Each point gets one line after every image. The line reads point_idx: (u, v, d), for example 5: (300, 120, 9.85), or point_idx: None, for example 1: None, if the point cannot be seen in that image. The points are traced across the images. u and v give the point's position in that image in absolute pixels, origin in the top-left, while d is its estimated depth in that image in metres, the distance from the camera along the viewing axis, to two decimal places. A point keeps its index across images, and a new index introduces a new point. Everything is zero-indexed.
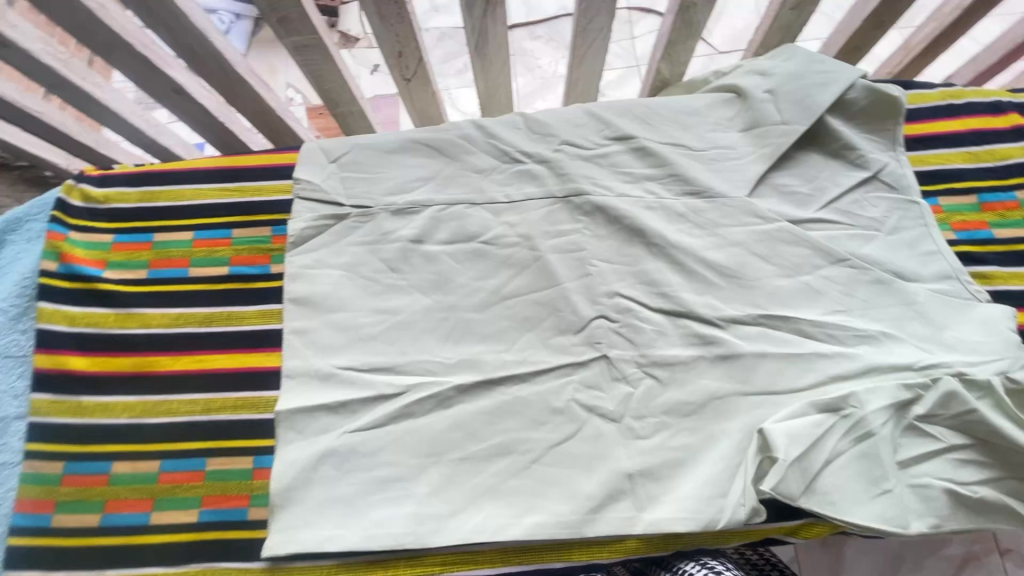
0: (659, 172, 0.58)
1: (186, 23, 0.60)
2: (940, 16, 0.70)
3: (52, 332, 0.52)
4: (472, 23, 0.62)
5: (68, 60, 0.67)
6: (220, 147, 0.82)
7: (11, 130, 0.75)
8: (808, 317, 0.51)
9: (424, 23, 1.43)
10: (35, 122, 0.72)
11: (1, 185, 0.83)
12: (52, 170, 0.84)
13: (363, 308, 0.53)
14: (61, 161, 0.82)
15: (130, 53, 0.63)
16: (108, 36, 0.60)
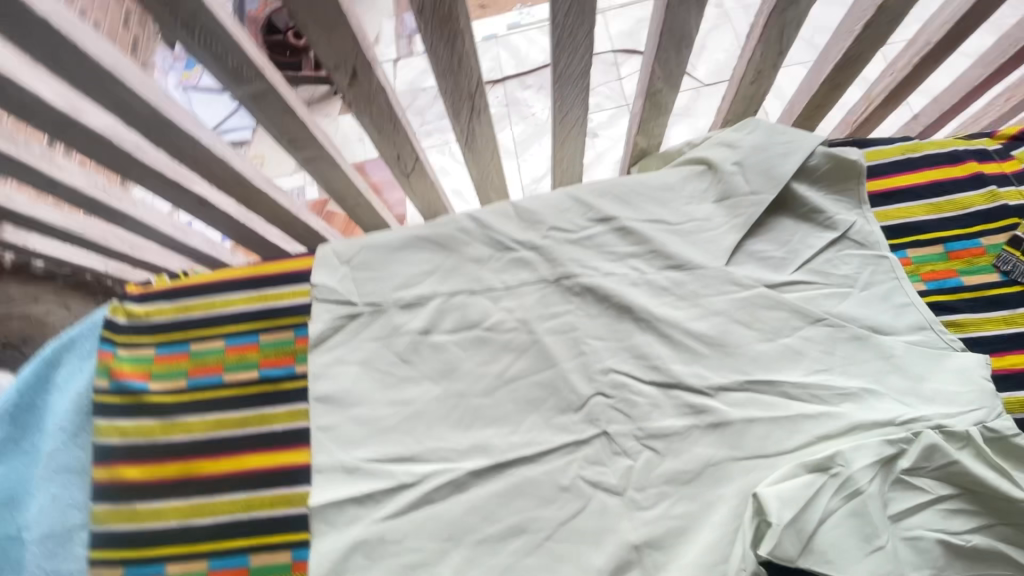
0: (641, 249, 0.63)
1: (209, 152, 0.67)
2: (894, 71, 0.75)
3: (109, 445, 0.58)
4: (460, 126, 0.68)
5: (105, 188, 0.75)
6: (239, 240, 0.89)
7: (58, 246, 0.83)
8: (791, 379, 0.55)
9: (421, 83, 1.52)
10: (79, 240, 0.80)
11: (49, 292, 0.91)
12: (92, 274, 0.92)
13: (380, 401, 0.58)
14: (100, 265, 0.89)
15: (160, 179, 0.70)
16: (140, 169, 0.67)
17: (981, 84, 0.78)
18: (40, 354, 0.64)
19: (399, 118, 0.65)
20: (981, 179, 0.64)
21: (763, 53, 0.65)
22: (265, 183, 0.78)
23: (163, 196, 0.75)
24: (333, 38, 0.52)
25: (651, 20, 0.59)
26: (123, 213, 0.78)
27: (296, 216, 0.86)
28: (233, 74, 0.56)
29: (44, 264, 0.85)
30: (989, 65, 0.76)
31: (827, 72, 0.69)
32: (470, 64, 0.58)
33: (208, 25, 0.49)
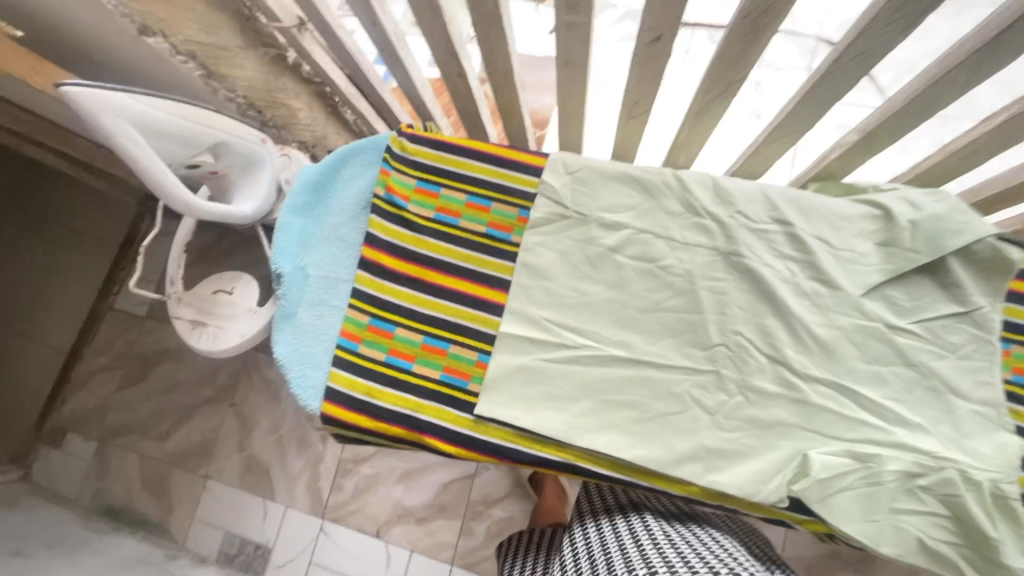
0: (801, 256, 0.77)
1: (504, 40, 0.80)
2: None
3: (376, 236, 0.81)
4: (699, 101, 0.82)
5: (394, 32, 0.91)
6: (455, 93, 1.03)
7: (330, 62, 1.00)
8: (869, 395, 0.72)
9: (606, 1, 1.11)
10: (352, 63, 0.98)
11: (306, 96, 1.10)
12: (331, 87, 1.07)
13: (565, 284, 0.79)
14: (342, 83, 1.04)
15: (500, 31, 0.78)
16: (486, 16, 0.76)
17: None
18: (332, 153, 0.85)
19: (663, 66, 0.75)
20: None
21: (986, 140, 0.71)
22: (510, 70, 0.89)
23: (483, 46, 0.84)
24: (665, 11, 0.63)
25: (925, 68, 0.65)
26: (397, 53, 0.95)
27: (516, 103, 0.99)
28: (571, 4, 0.69)
29: (309, 70, 1.03)
30: None
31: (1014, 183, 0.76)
32: (748, 62, 0.71)
33: None
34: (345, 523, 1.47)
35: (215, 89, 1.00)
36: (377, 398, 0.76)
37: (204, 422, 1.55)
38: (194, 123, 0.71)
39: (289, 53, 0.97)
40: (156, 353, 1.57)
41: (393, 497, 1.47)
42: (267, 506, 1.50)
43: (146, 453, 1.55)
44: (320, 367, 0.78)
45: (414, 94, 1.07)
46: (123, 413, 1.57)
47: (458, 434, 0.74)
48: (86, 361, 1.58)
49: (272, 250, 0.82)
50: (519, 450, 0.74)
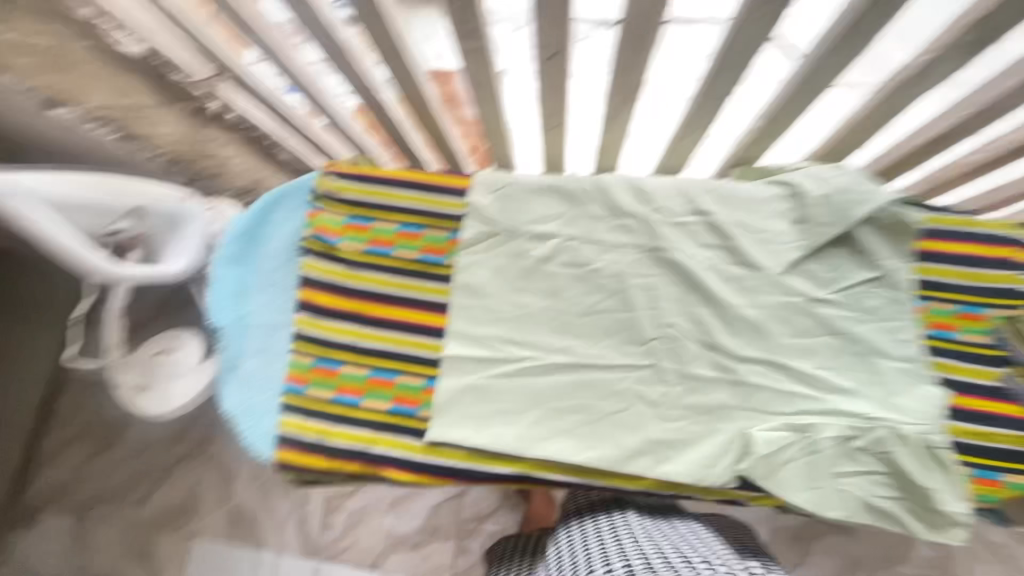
0: (722, 243, 0.80)
1: (412, 70, 0.82)
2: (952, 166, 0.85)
3: (312, 277, 0.82)
4: (611, 105, 0.86)
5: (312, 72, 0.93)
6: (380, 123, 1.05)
7: (255, 109, 1.01)
8: (800, 367, 0.75)
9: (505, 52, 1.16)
10: (275, 107, 0.99)
11: (235, 143, 1.11)
12: (259, 131, 1.08)
13: (503, 300, 0.80)
14: (270, 127, 1.04)
15: (406, 62, 0.80)
16: (391, 48, 0.78)
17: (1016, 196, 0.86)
18: (258, 201, 0.85)
19: (567, 79, 0.79)
20: (1010, 263, 0.78)
21: (872, 112, 0.76)
22: (428, 96, 0.92)
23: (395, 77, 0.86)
24: (553, 30, 0.67)
25: (808, 48, 0.69)
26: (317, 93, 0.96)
27: (441, 127, 1.02)
28: (465, 32, 0.71)
29: (234, 118, 1.03)
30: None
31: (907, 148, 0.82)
32: (643, 67, 0.75)
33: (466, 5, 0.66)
34: (339, 561, 1.46)
35: (138, 149, 1.00)
36: (329, 438, 0.76)
37: (181, 481, 1.52)
38: (109, 193, 0.71)
39: (210, 104, 0.97)
40: (122, 418, 1.54)
41: (383, 527, 1.47)
42: (257, 556, 1.48)
43: (123, 521, 1.51)
44: (269, 415, 0.78)
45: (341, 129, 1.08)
46: (95, 484, 1.53)
47: (415, 462, 0.75)
48: (49, 436, 1.53)
49: (209, 306, 0.82)
50: (475, 469, 0.75)
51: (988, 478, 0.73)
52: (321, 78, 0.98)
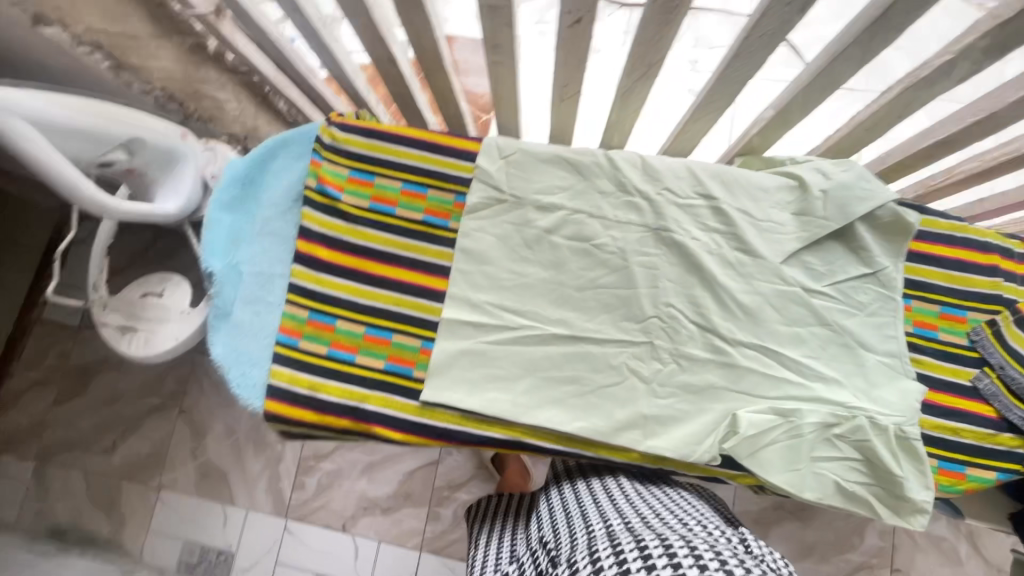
0: (724, 228, 0.81)
1: (428, 24, 0.80)
2: (948, 173, 0.88)
3: (310, 228, 0.80)
4: (626, 82, 0.84)
5: (320, 18, 0.89)
6: (388, 80, 1.01)
7: (259, 55, 0.95)
8: (789, 355, 0.77)
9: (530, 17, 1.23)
10: (278, 52, 0.95)
11: (232, 87, 1.06)
12: (259, 77, 1.01)
13: (504, 267, 0.80)
14: (272, 74, 0.98)
15: (423, 14, 0.78)
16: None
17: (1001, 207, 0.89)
18: (259, 146, 0.82)
19: (586, 49, 0.77)
20: (994, 270, 0.81)
21: (885, 113, 0.76)
22: (441, 55, 0.89)
23: (410, 30, 0.83)
24: None
25: (827, 45, 0.69)
26: (324, 42, 0.92)
27: (450, 88, 0.99)
28: None
29: (233, 59, 0.96)
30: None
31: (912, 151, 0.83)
32: (664, 45, 0.73)
33: None
34: (310, 521, 1.46)
35: (129, 81, 0.95)
36: (321, 393, 0.75)
37: (153, 432, 1.50)
38: (99, 119, 0.67)
39: (210, 42, 0.91)
40: (93, 363, 1.49)
41: (358, 490, 1.47)
42: (227, 511, 1.47)
43: (91, 469, 1.48)
44: (259, 365, 0.76)
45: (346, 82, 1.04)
46: (62, 429, 1.49)
47: (406, 421, 0.75)
48: (15, 377, 1.48)
49: (202, 250, 0.80)
50: (466, 432, 0.75)
51: (955, 471, 0.77)
52: (330, 26, 0.95)
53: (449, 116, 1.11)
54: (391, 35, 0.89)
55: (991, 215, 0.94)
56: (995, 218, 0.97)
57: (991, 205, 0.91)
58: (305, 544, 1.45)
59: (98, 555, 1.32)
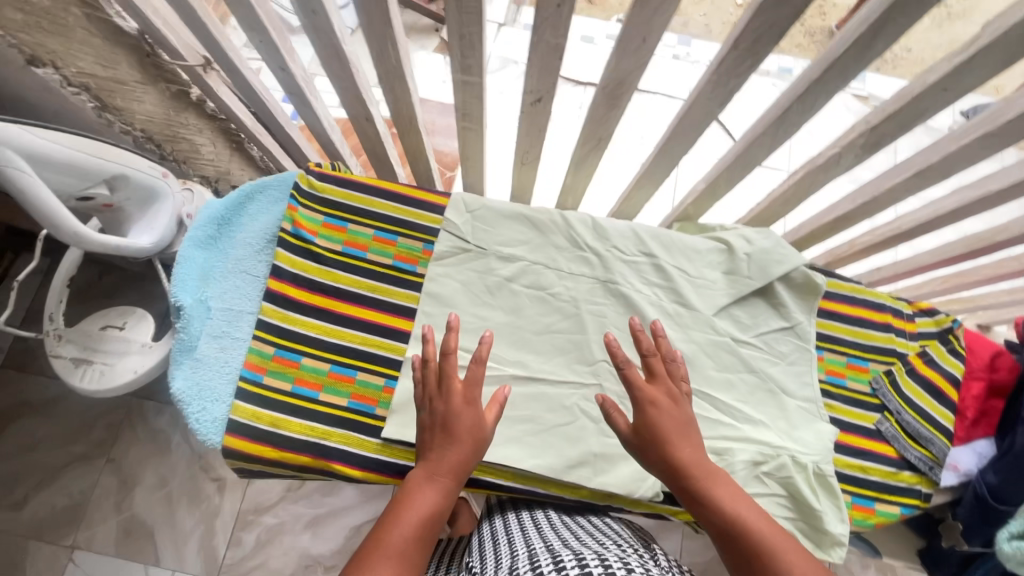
0: (664, 283, 0.92)
1: (407, 92, 0.89)
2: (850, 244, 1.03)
3: (283, 268, 0.84)
4: (580, 152, 0.96)
5: (305, 78, 0.97)
6: (365, 137, 1.10)
7: (235, 103, 1.00)
8: (721, 398, 0.86)
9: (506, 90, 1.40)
10: (260, 105, 1.02)
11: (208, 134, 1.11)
12: (236, 125, 1.07)
13: (467, 312, 0.86)
14: (248, 120, 1.04)
15: (402, 83, 0.87)
16: (391, 70, 0.84)
17: (892, 275, 1.05)
18: (238, 189, 0.87)
19: (544, 123, 0.88)
20: (888, 327, 0.94)
21: (793, 190, 0.91)
22: (416, 119, 0.99)
23: (389, 96, 0.92)
24: (541, 78, 0.76)
25: (744, 133, 0.83)
26: (306, 98, 1.00)
27: (421, 149, 1.08)
28: (464, 68, 0.80)
29: (214, 107, 1.01)
30: (922, 259, 0.98)
31: (818, 224, 0.98)
32: (612, 122, 0.85)
33: (470, 43, 0.74)
34: None
35: (110, 120, 0.99)
36: (281, 428, 0.76)
37: (73, 484, 1.39)
38: (88, 156, 0.70)
39: (193, 90, 0.96)
40: (14, 407, 1.41)
41: (299, 545, 1.41)
42: (149, 573, 1.35)
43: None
44: (220, 401, 0.77)
45: (323, 135, 1.12)
46: None
47: (366, 457, 0.77)
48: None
49: (171, 285, 0.81)
50: None
51: (866, 506, 0.86)
52: (312, 86, 1.03)
53: (418, 173, 1.20)
54: (370, 99, 0.98)
55: (887, 281, 1.10)
56: (890, 284, 1.14)
57: (886, 273, 1.07)
58: None
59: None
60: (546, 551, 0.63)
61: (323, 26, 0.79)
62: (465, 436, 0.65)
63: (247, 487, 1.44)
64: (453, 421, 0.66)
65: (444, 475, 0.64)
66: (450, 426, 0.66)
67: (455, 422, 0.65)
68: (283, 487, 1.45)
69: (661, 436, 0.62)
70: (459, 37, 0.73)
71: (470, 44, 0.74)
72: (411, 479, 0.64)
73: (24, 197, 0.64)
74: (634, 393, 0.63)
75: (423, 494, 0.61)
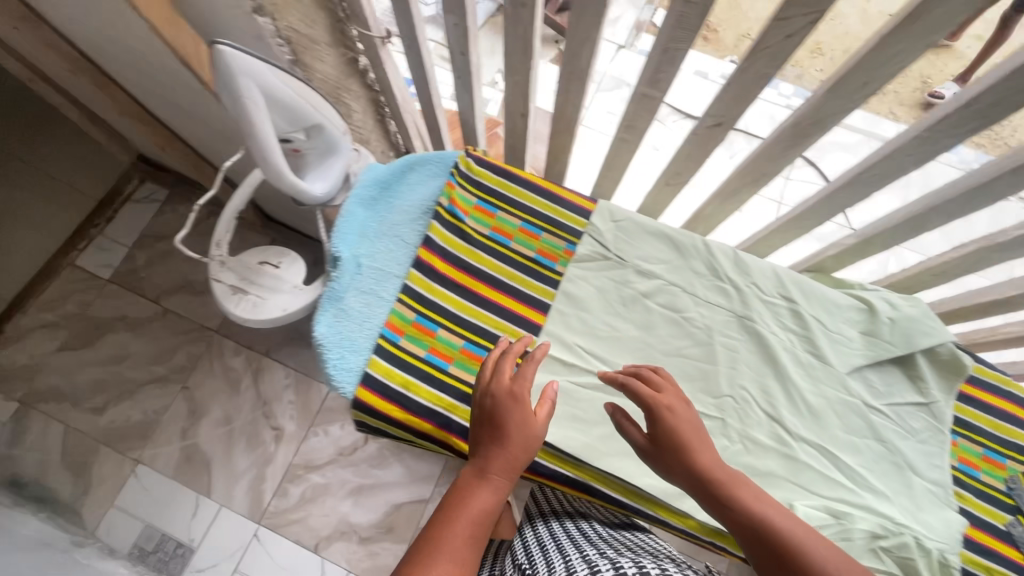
0: (800, 331, 0.89)
1: (578, 97, 0.92)
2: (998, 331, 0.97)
3: (434, 240, 0.87)
4: (733, 184, 0.95)
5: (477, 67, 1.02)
6: (511, 132, 1.13)
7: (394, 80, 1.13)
8: (846, 460, 0.82)
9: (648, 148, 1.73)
10: (425, 84, 1.07)
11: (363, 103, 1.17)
12: (386, 96, 1.18)
13: (600, 318, 0.86)
14: (398, 96, 1.16)
15: (578, 89, 0.90)
16: (573, 74, 0.87)
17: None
18: (403, 158, 0.91)
19: (710, 148, 0.89)
20: None
21: (957, 262, 0.87)
22: (574, 123, 1.01)
23: (559, 98, 0.95)
24: (730, 103, 0.77)
25: (923, 196, 0.80)
26: (472, 85, 1.04)
27: (564, 153, 1.11)
28: (650, 83, 0.81)
29: (373, 78, 1.13)
30: None
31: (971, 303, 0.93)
32: (784, 160, 0.84)
33: (670, 59, 0.75)
34: (282, 531, 1.40)
35: None
36: (412, 392, 0.79)
37: (150, 402, 1.48)
38: (306, 105, 0.73)
39: (361, 58, 1.07)
40: (111, 321, 1.53)
41: (340, 510, 1.43)
42: (200, 503, 1.41)
43: (76, 425, 1.45)
44: (358, 353, 0.80)
45: (471, 123, 1.16)
46: (59, 376, 1.48)
47: None
48: (26, 316, 1.52)
49: (332, 235, 0.85)
50: (538, 462, 0.78)
51: None
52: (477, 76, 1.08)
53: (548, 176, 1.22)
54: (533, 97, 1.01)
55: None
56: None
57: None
58: (269, 558, 1.38)
59: (49, 520, 1.28)
60: (596, 558, 0.67)
61: (524, 22, 0.82)
62: (519, 433, 0.63)
63: (303, 442, 1.48)
64: (502, 414, 0.64)
65: (496, 473, 0.62)
66: (502, 422, 0.64)
67: (508, 419, 0.64)
68: (335, 450, 1.48)
69: (680, 442, 0.64)
70: (661, 51, 0.75)
71: (668, 60, 0.76)
72: (463, 477, 0.62)
73: (248, 128, 0.68)
74: (644, 402, 0.66)
75: (477, 491, 0.60)
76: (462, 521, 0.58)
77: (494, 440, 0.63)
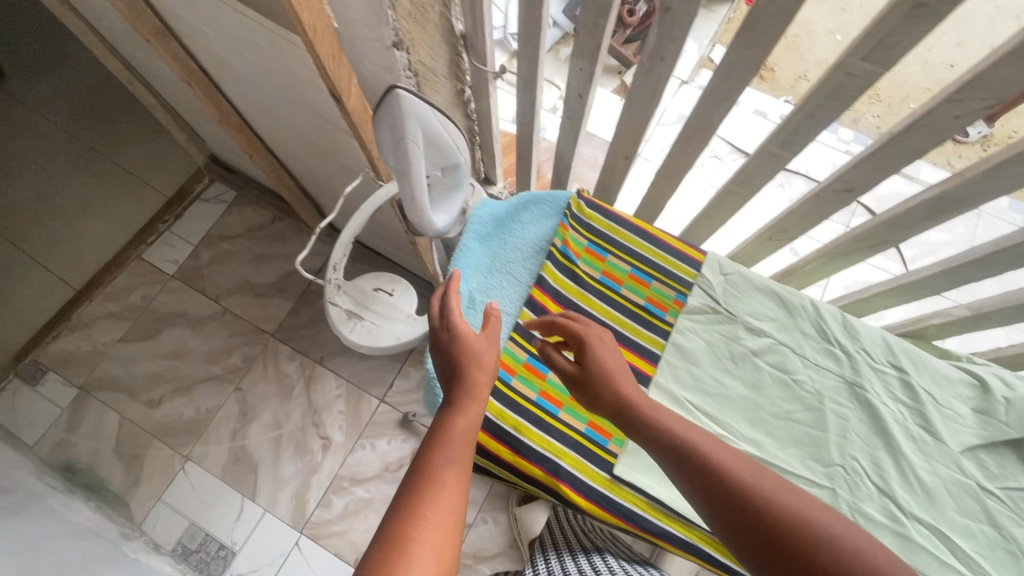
0: (911, 403, 0.87)
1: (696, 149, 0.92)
2: None
3: (549, 282, 0.88)
4: (843, 245, 0.94)
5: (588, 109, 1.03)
6: (608, 170, 1.14)
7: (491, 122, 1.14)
8: (958, 545, 0.80)
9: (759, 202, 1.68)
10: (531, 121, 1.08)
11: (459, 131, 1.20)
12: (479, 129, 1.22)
13: (709, 374, 0.86)
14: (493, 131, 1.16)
15: (698, 142, 0.90)
16: (698, 127, 0.87)
17: None
18: (518, 196, 0.93)
19: (830, 210, 0.88)
20: None
21: None
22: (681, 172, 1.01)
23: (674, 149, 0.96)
24: (865, 172, 0.76)
25: None
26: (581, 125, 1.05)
27: (662, 197, 1.11)
28: (780, 144, 0.81)
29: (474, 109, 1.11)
30: None
31: None
32: (909, 230, 0.83)
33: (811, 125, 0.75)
34: (324, 543, 1.36)
35: None
36: (523, 436, 0.79)
37: (204, 399, 1.50)
38: (453, 141, 0.72)
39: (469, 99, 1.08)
40: (171, 316, 1.57)
41: None
42: (244, 506, 1.39)
43: (133, 416, 1.47)
44: None
45: (567, 159, 1.17)
46: (121, 365, 1.52)
47: (595, 488, 0.77)
48: (95, 303, 1.57)
49: None
50: (647, 519, 0.77)
51: None
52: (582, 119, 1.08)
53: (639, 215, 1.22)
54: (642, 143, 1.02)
55: None
56: None
57: None
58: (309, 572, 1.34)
59: (99, 510, 1.29)
60: None
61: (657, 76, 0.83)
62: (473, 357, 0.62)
63: (349, 454, 1.45)
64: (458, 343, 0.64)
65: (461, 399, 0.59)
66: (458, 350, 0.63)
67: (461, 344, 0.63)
68: (380, 465, 1.44)
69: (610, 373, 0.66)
70: (804, 117, 0.74)
71: (808, 126, 0.76)
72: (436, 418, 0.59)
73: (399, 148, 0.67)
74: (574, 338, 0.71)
75: (448, 419, 0.57)
76: (445, 464, 0.51)
77: (456, 374, 0.61)
